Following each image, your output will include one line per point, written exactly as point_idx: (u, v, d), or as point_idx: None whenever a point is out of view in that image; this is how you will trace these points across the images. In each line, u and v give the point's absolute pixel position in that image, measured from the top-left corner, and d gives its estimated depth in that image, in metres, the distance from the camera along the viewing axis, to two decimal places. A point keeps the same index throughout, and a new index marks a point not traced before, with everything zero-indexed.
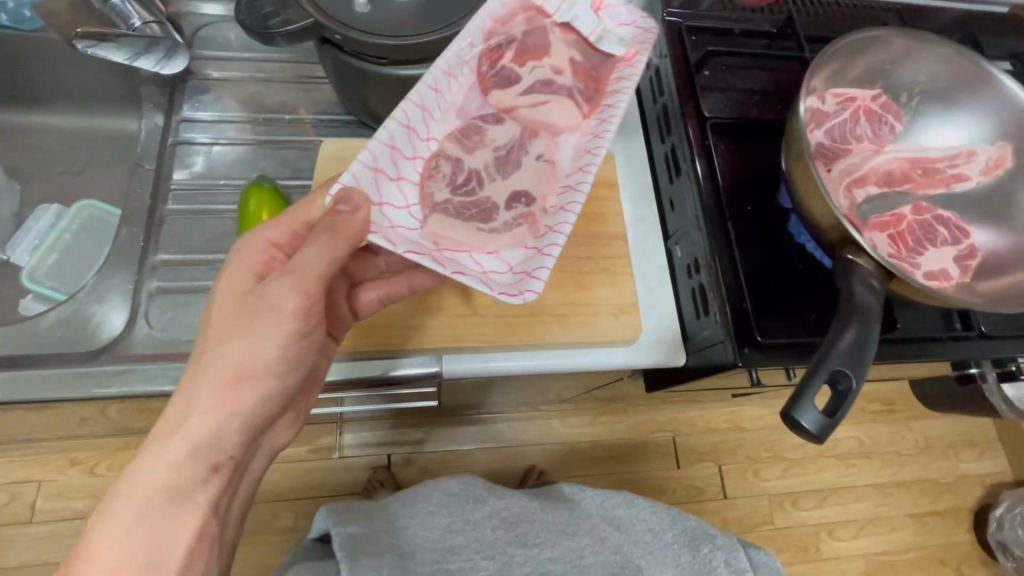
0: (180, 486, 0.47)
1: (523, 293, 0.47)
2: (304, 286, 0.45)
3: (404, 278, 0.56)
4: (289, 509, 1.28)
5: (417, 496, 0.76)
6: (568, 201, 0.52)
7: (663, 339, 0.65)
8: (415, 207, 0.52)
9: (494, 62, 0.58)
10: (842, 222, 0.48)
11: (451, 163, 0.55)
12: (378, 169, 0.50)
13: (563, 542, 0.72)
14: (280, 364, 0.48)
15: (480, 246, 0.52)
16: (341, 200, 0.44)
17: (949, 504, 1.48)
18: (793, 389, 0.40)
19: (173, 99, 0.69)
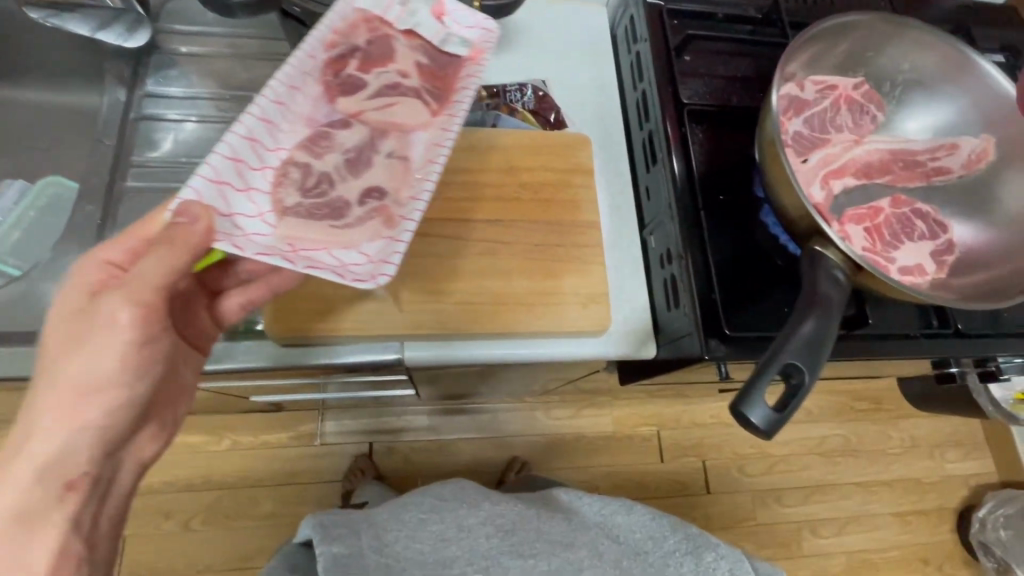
0: (28, 506, 0.41)
1: (377, 277, 0.45)
2: (141, 295, 0.42)
3: (263, 283, 0.53)
4: (269, 495, 1.27)
5: (405, 505, 0.64)
6: (420, 191, 0.49)
7: (633, 330, 0.64)
8: (270, 214, 0.46)
9: (337, 72, 0.52)
10: (810, 213, 0.46)
11: (301, 168, 0.49)
12: (224, 182, 0.44)
13: (560, 555, 0.60)
14: (133, 371, 0.44)
15: (339, 240, 0.47)
16: (180, 212, 0.39)
17: (933, 503, 1.48)
18: (742, 385, 0.39)
19: (137, 73, 0.68)
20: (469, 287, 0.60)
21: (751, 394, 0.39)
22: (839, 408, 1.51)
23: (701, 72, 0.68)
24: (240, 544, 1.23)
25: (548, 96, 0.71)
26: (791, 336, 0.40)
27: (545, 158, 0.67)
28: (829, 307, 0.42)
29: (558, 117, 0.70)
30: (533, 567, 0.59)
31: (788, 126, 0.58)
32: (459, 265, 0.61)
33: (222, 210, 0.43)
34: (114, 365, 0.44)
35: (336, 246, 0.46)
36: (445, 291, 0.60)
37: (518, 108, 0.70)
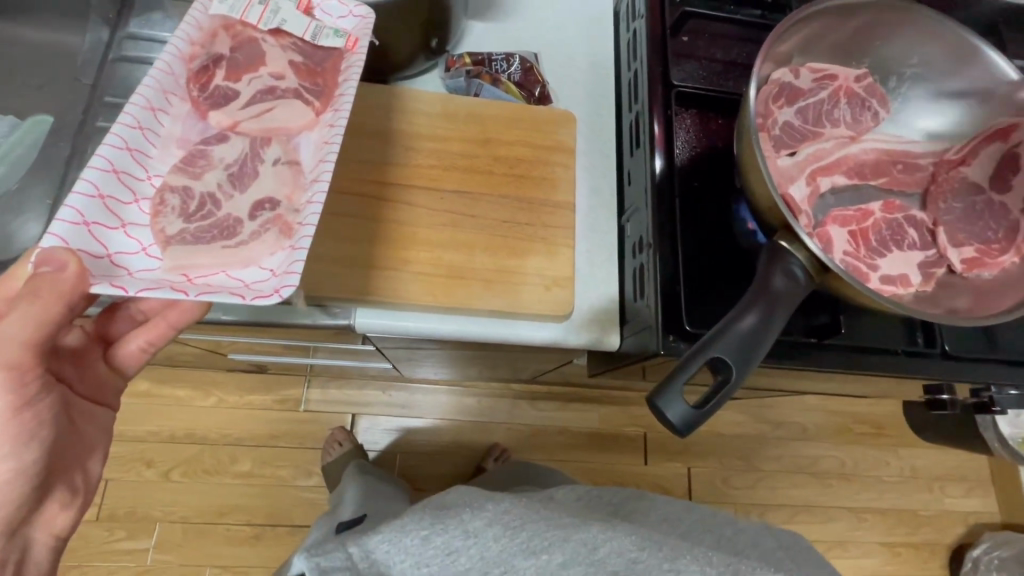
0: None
1: (279, 291, 0.41)
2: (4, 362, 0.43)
3: (161, 323, 0.52)
4: (248, 454, 1.28)
5: (401, 529, 0.61)
6: (313, 194, 0.45)
7: (595, 319, 0.61)
8: (155, 247, 0.46)
9: (204, 86, 0.51)
10: (778, 204, 0.43)
11: (179, 194, 0.48)
12: (92, 222, 0.43)
13: (574, 539, 0.59)
14: (8, 445, 0.46)
15: (239, 262, 0.45)
16: (41, 260, 0.39)
17: (926, 537, 1.41)
18: (663, 377, 0.37)
19: (121, 13, 0.67)
20: (427, 257, 0.59)
21: (670, 388, 0.38)
22: (836, 429, 1.45)
23: (698, 54, 0.64)
24: (216, 499, 1.25)
25: (535, 69, 0.68)
26: (728, 330, 0.38)
27: (522, 134, 0.65)
28: (778, 305, 0.39)
29: (542, 92, 0.68)
30: (548, 559, 0.58)
31: (777, 115, 0.54)
32: (423, 236, 0.59)
33: (97, 251, 0.43)
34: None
35: (233, 267, 0.45)
36: (404, 260, 0.58)
37: (503, 79, 0.67)
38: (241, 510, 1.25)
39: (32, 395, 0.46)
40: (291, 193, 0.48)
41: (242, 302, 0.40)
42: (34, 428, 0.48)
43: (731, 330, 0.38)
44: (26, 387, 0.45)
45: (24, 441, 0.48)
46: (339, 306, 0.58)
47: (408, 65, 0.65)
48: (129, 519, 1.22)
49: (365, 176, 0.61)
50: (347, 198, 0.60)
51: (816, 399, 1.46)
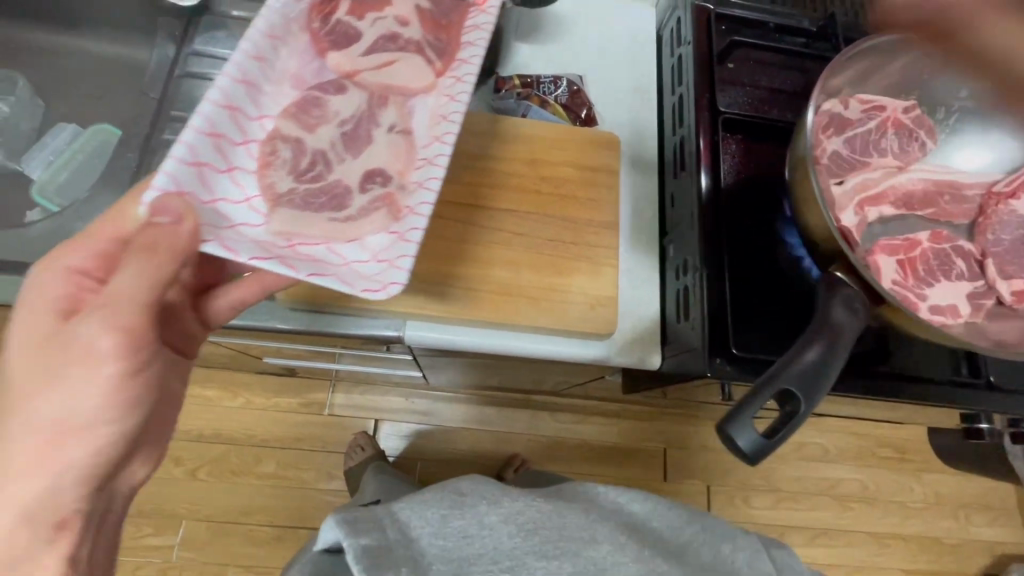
0: (19, 549, 0.46)
1: (387, 286, 0.45)
2: (123, 319, 0.43)
3: (254, 282, 0.51)
4: (273, 455, 1.30)
5: (422, 504, 0.68)
6: (427, 175, 0.49)
7: (638, 339, 0.62)
8: (258, 200, 0.49)
9: (327, 19, 0.54)
10: (835, 236, 0.44)
11: (291, 146, 0.51)
12: (204, 163, 0.46)
13: (585, 554, 0.63)
14: (116, 408, 0.46)
15: (339, 235, 0.49)
16: (158, 211, 0.41)
17: (949, 565, 1.39)
18: (734, 406, 0.37)
19: (188, 31, 0.71)
20: (474, 273, 0.60)
21: (739, 418, 0.38)
22: (859, 452, 1.44)
23: (743, 81, 0.65)
24: (240, 499, 1.27)
25: (582, 91, 0.70)
26: (796, 362, 0.38)
27: (568, 154, 0.66)
28: (841, 338, 0.39)
29: (588, 115, 0.69)
30: (558, 568, 0.62)
31: (826, 144, 0.55)
32: (470, 252, 0.61)
33: (204, 196, 0.45)
34: (78, 405, 0.44)
35: (338, 240, 0.49)
36: (452, 274, 0.60)
37: (550, 100, 0.69)
38: (265, 511, 1.27)
39: (143, 359, 0.45)
40: (404, 167, 0.52)
41: (354, 292, 0.44)
42: (142, 394, 0.48)
43: (797, 362, 0.38)
44: (141, 350, 0.45)
45: (129, 407, 0.47)
46: (388, 317, 0.60)
47: None
48: (157, 515, 1.24)
49: None
50: None
51: (839, 421, 1.44)
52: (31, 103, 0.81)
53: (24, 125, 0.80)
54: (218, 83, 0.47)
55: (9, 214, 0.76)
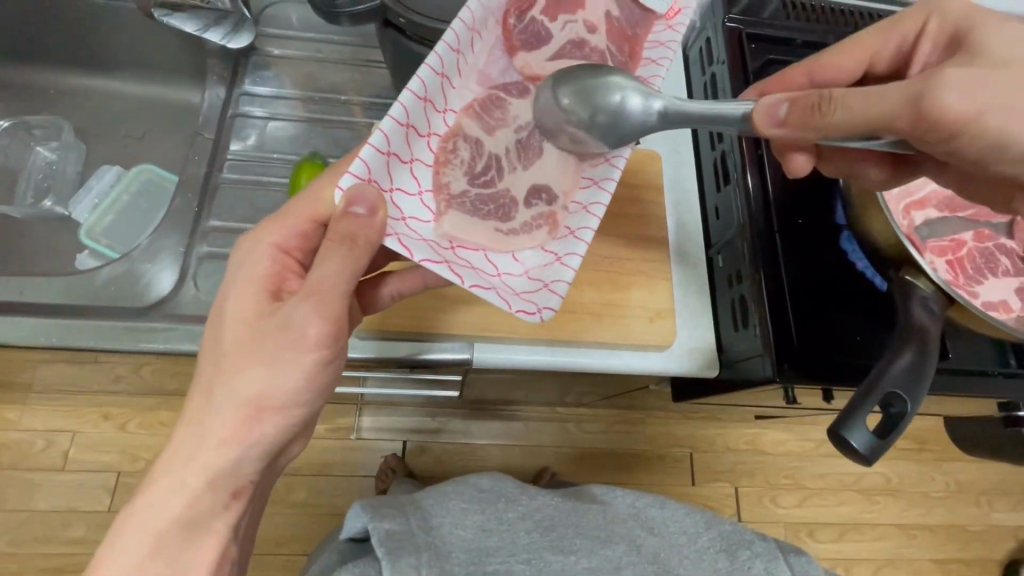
0: (202, 511, 0.50)
1: (540, 309, 0.47)
2: (328, 309, 0.45)
3: (416, 276, 0.56)
4: (302, 484, 1.25)
5: (445, 496, 0.75)
6: (592, 200, 0.54)
7: (698, 348, 0.64)
8: (427, 194, 0.49)
9: (521, 16, 0.55)
10: (902, 242, 0.49)
11: (471, 145, 0.51)
12: (391, 153, 0.46)
13: (601, 551, 0.69)
14: (306, 395, 0.48)
15: (496, 242, 0.50)
16: (354, 202, 0.42)
17: (975, 553, 1.41)
18: (844, 408, 0.42)
19: (236, 72, 0.74)
20: None
21: (855, 418, 0.42)
22: None
23: None
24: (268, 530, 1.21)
25: None
26: (892, 367, 0.43)
27: None
28: (930, 346, 0.44)
29: None
30: (575, 562, 0.68)
31: None
32: None
33: (384, 183, 0.46)
34: (281, 386, 0.47)
35: (493, 249, 0.50)
36: None
37: None
38: (297, 540, 1.22)
39: (338, 348, 0.48)
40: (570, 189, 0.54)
41: (512, 310, 0.46)
42: (328, 383, 0.50)
43: (894, 367, 0.43)
44: (339, 340, 0.47)
45: (320, 390, 0.50)
46: (453, 340, 0.62)
47: None
48: None
49: None
50: None
51: None
52: (73, 147, 0.83)
53: (66, 170, 0.82)
54: (417, 75, 0.47)
55: (60, 260, 0.76)
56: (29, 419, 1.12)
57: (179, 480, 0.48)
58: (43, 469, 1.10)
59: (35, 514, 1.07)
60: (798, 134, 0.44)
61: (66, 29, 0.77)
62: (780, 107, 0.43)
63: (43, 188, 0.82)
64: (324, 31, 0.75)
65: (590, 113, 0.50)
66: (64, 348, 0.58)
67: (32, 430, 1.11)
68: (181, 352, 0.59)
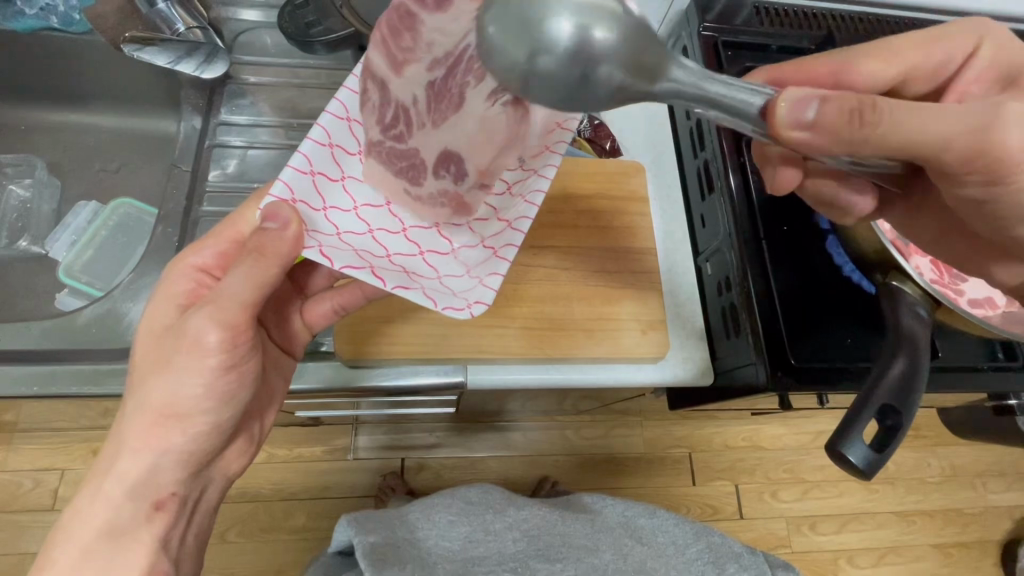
0: (120, 524, 0.49)
1: (470, 307, 0.47)
2: (224, 313, 0.46)
3: (356, 288, 0.57)
4: (300, 508, 1.23)
5: (433, 507, 0.75)
6: (532, 188, 0.53)
7: (691, 358, 0.64)
8: (362, 208, 0.52)
9: None
10: (886, 247, 0.49)
11: (380, 91, 0.48)
12: (316, 172, 0.49)
13: (587, 560, 0.68)
14: (211, 401, 0.49)
15: (431, 249, 0.53)
16: (268, 217, 0.43)
17: (974, 536, 1.43)
18: (839, 423, 0.42)
19: (212, 101, 0.73)
20: (529, 311, 0.61)
21: (852, 432, 0.42)
22: None
23: None
24: (266, 558, 1.19)
25: (604, 125, 0.73)
26: (884, 376, 0.43)
27: (599, 186, 0.68)
28: (919, 350, 0.44)
29: (613, 145, 0.72)
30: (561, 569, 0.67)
31: None
32: (519, 290, 0.62)
33: (315, 204, 0.48)
34: (186, 391, 0.48)
35: (430, 255, 0.52)
36: (510, 316, 0.61)
37: (575, 136, 0.72)
38: (297, 566, 1.19)
39: (239, 357, 0.48)
40: (484, 168, 0.48)
41: (438, 309, 0.46)
42: (239, 388, 0.50)
43: (886, 376, 0.43)
44: (240, 345, 0.48)
45: (226, 399, 0.50)
46: (447, 363, 0.61)
47: None
48: None
49: None
50: None
51: None
52: (48, 184, 0.81)
53: (41, 207, 0.80)
54: (337, 97, 0.51)
55: (38, 300, 0.75)
56: (17, 458, 1.09)
57: (99, 490, 0.48)
58: (32, 510, 1.07)
59: (24, 556, 1.04)
60: (822, 140, 0.36)
61: (33, 64, 0.76)
62: (809, 107, 0.35)
63: (18, 228, 0.80)
64: (299, 55, 0.75)
65: (527, 52, 0.34)
66: (44, 395, 0.56)
67: (18, 470, 1.08)
68: None
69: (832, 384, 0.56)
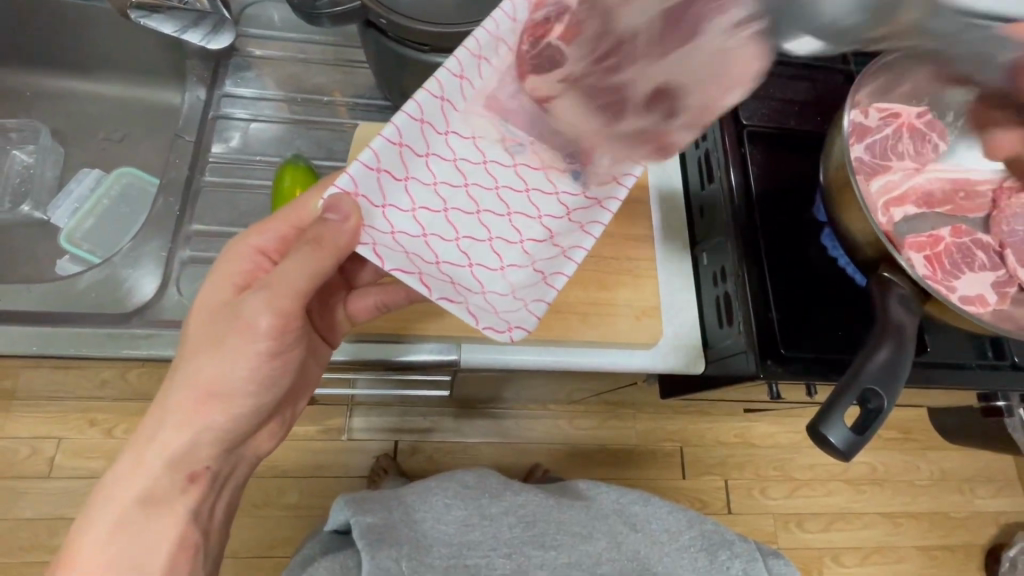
0: (157, 492, 0.51)
1: (511, 330, 0.51)
2: (281, 300, 0.48)
3: (400, 289, 0.58)
4: (293, 486, 1.24)
5: (431, 489, 0.75)
6: (590, 221, 0.57)
7: (684, 345, 0.64)
8: (418, 211, 0.53)
9: (536, 41, 0.56)
10: (880, 239, 0.49)
11: (597, 25, 0.53)
12: (382, 169, 0.50)
13: (581, 547, 0.71)
14: (254, 381, 0.52)
15: (480, 262, 0.55)
16: (330, 209, 0.44)
17: (959, 539, 1.44)
18: (821, 406, 0.42)
19: (217, 73, 0.73)
20: None
21: (833, 416, 0.42)
22: None
23: (761, 93, 0.69)
24: (259, 533, 1.20)
25: None
26: (869, 363, 0.43)
27: None
28: (906, 335, 0.45)
29: None
30: (554, 557, 0.70)
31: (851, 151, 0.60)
32: None
33: (377, 200, 0.49)
34: (233, 370, 0.51)
35: (478, 267, 0.54)
36: None
37: None
38: (290, 542, 1.21)
39: (285, 344, 0.51)
40: (710, 102, 0.50)
41: (481, 327, 0.50)
42: (281, 371, 0.53)
43: (871, 363, 0.44)
44: (289, 331, 0.50)
45: (268, 380, 0.53)
46: (440, 341, 0.62)
47: None
48: None
49: None
50: None
51: None
52: (52, 150, 0.81)
53: (44, 173, 0.80)
54: (416, 98, 0.51)
55: (40, 266, 0.75)
56: (15, 425, 1.10)
57: (139, 459, 0.51)
58: (29, 477, 1.08)
59: (20, 522, 1.06)
60: None
61: (40, 29, 0.76)
62: None
63: (21, 193, 0.80)
64: (306, 31, 0.75)
65: None
66: (45, 355, 0.57)
67: (16, 437, 1.10)
68: (167, 357, 0.59)
69: (821, 375, 0.57)
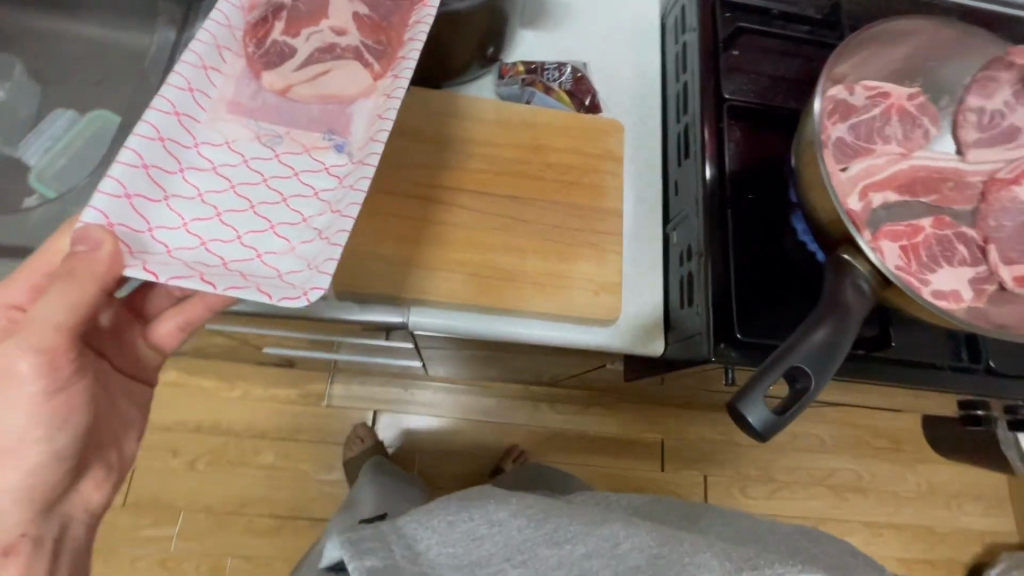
0: None
1: (308, 292, 0.42)
2: (37, 341, 0.42)
3: (199, 301, 0.52)
4: (268, 448, 1.24)
5: (430, 511, 0.60)
6: (359, 177, 0.46)
7: (642, 324, 0.62)
8: (193, 223, 0.46)
9: (259, 40, 0.51)
10: (843, 220, 0.46)
11: None
12: (133, 195, 0.44)
13: (595, 534, 0.55)
14: (39, 429, 0.46)
15: (270, 250, 0.46)
16: (77, 240, 0.39)
17: (942, 554, 1.41)
18: (744, 384, 0.41)
19: (190, 16, 0.71)
20: (481, 259, 0.60)
21: (752, 396, 0.41)
22: (853, 442, 1.44)
23: (747, 68, 0.66)
24: (231, 491, 1.21)
25: (586, 78, 0.69)
26: (805, 341, 0.41)
27: (573, 141, 0.65)
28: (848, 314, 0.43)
29: (593, 102, 0.69)
30: (570, 552, 0.53)
31: (831, 130, 0.57)
32: (471, 236, 0.60)
33: (138, 226, 0.43)
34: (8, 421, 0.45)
35: (269, 255, 0.46)
36: (455, 261, 0.59)
37: (554, 87, 0.69)
38: (261, 503, 1.21)
39: (65, 379, 0.46)
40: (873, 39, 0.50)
41: (273, 301, 0.41)
42: (71, 415, 0.48)
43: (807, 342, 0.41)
44: (63, 368, 0.45)
45: (59, 425, 0.47)
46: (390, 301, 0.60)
47: (461, 73, 0.66)
48: (154, 508, 1.18)
49: (424, 181, 0.62)
50: (402, 200, 0.61)
51: (835, 412, 1.45)
52: (28, 90, 0.80)
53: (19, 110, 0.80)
54: (145, 118, 0.45)
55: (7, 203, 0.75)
56: None
57: None
58: None
59: None
60: None
61: None
62: None
63: None
64: None
65: None
66: None
67: None
68: None
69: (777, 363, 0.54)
